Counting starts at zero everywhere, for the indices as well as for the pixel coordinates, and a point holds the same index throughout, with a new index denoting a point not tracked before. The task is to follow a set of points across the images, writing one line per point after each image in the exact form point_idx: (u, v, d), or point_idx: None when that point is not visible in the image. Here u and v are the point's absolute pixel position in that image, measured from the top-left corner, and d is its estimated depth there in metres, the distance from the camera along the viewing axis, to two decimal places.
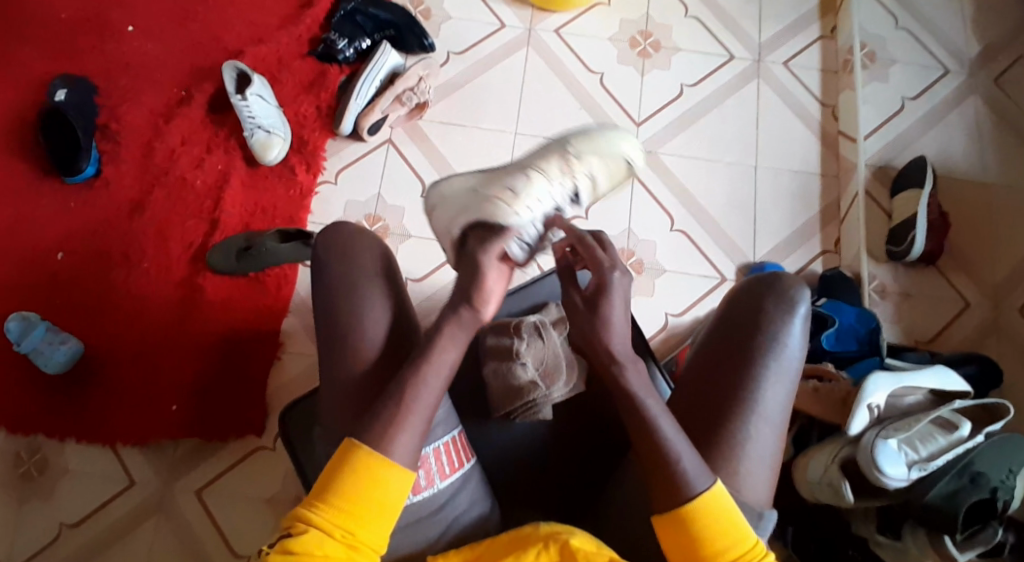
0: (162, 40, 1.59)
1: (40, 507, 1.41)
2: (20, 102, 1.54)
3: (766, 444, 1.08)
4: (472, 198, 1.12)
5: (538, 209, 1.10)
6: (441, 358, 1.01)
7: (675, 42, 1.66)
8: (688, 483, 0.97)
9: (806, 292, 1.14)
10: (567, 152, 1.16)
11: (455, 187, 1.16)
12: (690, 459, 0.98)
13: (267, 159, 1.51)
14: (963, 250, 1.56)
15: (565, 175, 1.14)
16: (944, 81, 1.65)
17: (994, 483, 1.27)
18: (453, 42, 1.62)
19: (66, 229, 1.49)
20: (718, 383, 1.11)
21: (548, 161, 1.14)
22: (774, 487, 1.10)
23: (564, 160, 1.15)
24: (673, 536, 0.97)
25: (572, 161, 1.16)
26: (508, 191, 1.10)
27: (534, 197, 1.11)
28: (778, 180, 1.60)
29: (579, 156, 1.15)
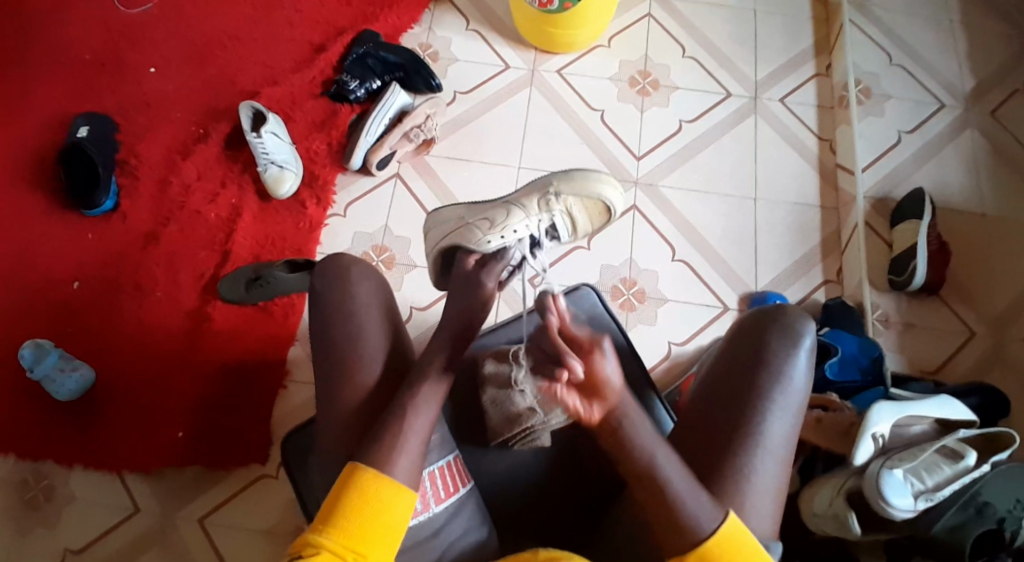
0: (182, 83, 1.66)
1: (45, 534, 1.42)
2: (45, 141, 1.61)
3: (769, 478, 1.07)
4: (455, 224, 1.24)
5: (510, 238, 1.19)
6: (441, 379, 1.06)
7: (673, 81, 1.71)
8: (699, 520, 0.96)
9: (811, 325, 1.13)
10: (547, 190, 1.22)
11: (446, 213, 1.28)
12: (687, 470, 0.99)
13: (279, 193, 1.57)
14: (965, 280, 1.57)
15: (542, 211, 1.22)
16: (939, 116, 1.68)
17: (1000, 514, 1.26)
18: (459, 83, 1.68)
19: (83, 260, 1.54)
20: (725, 418, 1.10)
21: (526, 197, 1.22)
22: (779, 519, 1.10)
23: (541, 196, 1.22)
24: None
25: (551, 201, 1.22)
26: (484, 222, 1.20)
27: (507, 227, 1.19)
28: (778, 212, 1.62)
29: (557, 196, 1.21)
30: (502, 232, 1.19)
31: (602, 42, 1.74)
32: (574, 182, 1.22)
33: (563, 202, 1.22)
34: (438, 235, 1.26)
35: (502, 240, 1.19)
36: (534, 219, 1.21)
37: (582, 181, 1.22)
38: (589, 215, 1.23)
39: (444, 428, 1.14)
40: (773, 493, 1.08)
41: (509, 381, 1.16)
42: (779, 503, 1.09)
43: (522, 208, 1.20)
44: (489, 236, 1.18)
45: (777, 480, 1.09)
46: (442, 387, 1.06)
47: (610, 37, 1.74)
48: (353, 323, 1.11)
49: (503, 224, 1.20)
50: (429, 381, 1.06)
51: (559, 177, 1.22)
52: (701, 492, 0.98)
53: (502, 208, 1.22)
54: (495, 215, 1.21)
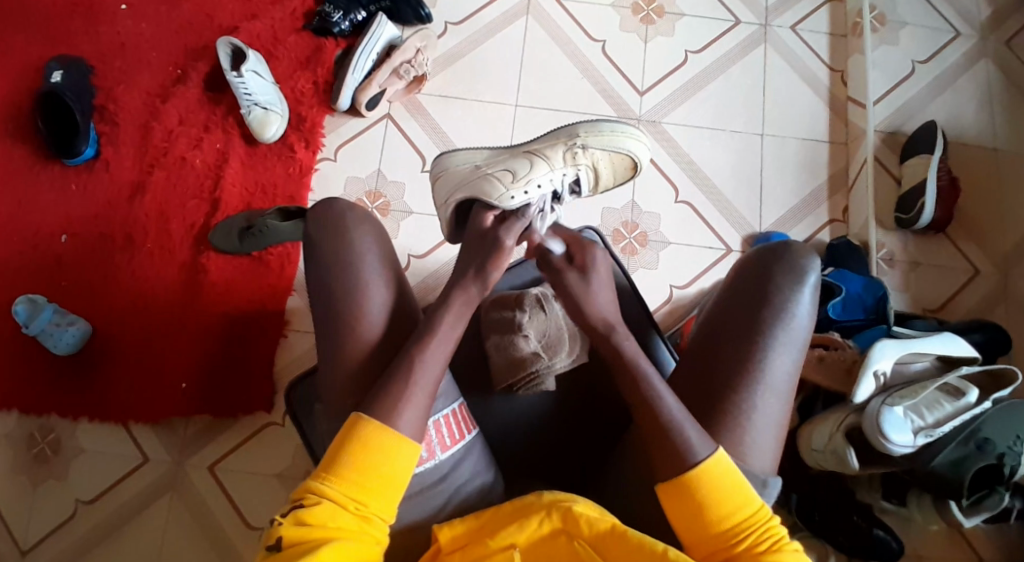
0: (157, 19, 1.57)
1: (57, 486, 1.44)
2: (17, 84, 1.53)
3: (770, 415, 1.07)
4: (472, 174, 1.18)
5: (535, 194, 1.14)
6: (445, 342, 1.03)
7: (678, 7, 1.62)
8: (696, 456, 0.97)
9: (817, 262, 1.11)
10: (574, 142, 1.17)
11: (461, 159, 1.19)
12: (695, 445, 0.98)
13: (265, 137, 1.50)
14: (973, 218, 1.54)
15: (567, 165, 1.18)
16: (955, 44, 1.60)
17: (1001, 450, 1.28)
18: (450, 12, 1.59)
19: (69, 211, 1.50)
20: (727, 354, 1.09)
21: (552, 149, 1.17)
22: (779, 455, 1.10)
23: (568, 149, 1.17)
24: (678, 504, 0.97)
25: (578, 152, 1.18)
26: (506, 174, 1.15)
27: (530, 182, 1.14)
28: (785, 148, 1.57)
29: (584, 150, 1.17)
30: (526, 188, 1.13)
31: None
32: (604, 135, 1.17)
33: (590, 155, 1.18)
34: (452, 182, 1.17)
35: (524, 197, 1.14)
36: (559, 173, 1.17)
37: (611, 133, 1.18)
38: (612, 168, 1.21)
39: (450, 378, 1.14)
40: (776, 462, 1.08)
41: (514, 327, 1.18)
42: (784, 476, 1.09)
43: (547, 162, 1.15)
44: (512, 191, 1.13)
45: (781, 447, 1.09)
46: (445, 345, 1.03)
47: None
48: (348, 297, 1.07)
49: (526, 178, 1.14)
50: (430, 347, 1.03)
51: (586, 128, 1.17)
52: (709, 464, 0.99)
53: (526, 159, 1.16)
54: (517, 167, 1.15)
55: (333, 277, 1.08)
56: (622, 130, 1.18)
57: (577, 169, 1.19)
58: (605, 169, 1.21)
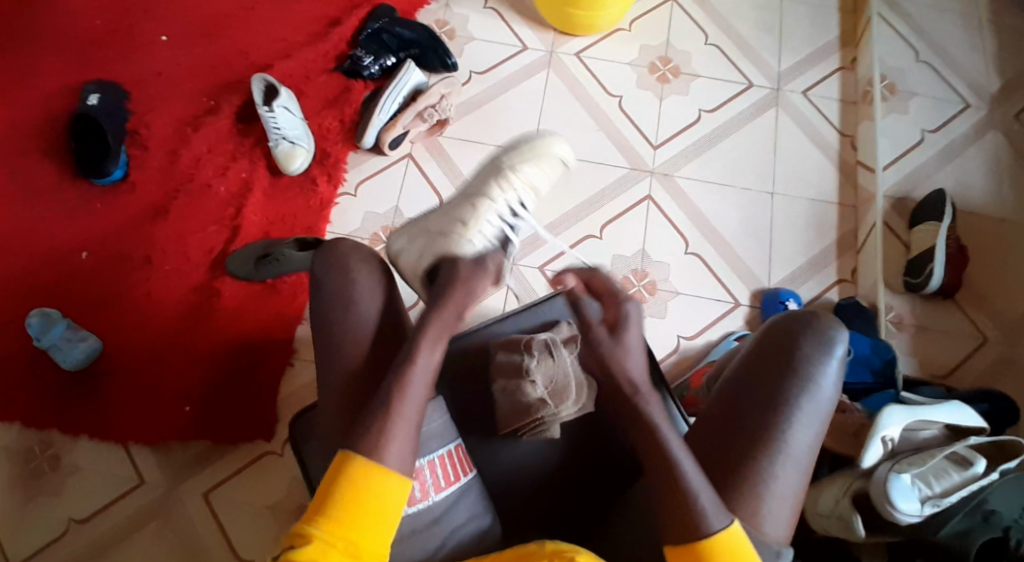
0: (194, 53, 1.64)
1: (50, 502, 1.42)
2: (55, 107, 1.60)
3: (789, 486, 1.06)
4: (429, 235, 1.16)
5: (489, 231, 1.16)
6: (427, 360, 1.02)
7: (694, 69, 1.68)
8: (699, 512, 0.97)
9: (845, 335, 1.11)
10: (502, 165, 1.20)
11: (406, 228, 1.18)
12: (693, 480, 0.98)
13: (290, 169, 1.55)
14: (981, 284, 1.55)
15: (504, 190, 1.19)
16: (964, 115, 1.65)
17: (1006, 523, 1.25)
18: (475, 62, 1.65)
19: (92, 230, 1.53)
20: (750, 424, 1.08)
21: (487, 185, 1.19)
22: (792, 525, 1.08)
23: (500, 175, 1.20)
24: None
25: (508, 175, 1.20)
26: (457, 223, 1.15)
27: (484, 222, 1.15)
28: (794, 208, 1.60)
29: (509, 168, 1.19)
30: (481, 228, 1.16)
31: (623, 25, 1.70)
32: (530, 153, 1.23)
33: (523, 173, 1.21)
34: (415, 252, 1.16)
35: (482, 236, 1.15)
36: (499, 200, 1.18)
37: (539, 151, 1.22)
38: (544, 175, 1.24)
39: (444, 414, 1.12)
40: (788, 501, 1.06)
41: (521, 371, 1.15)
42: (792, 515, 1.08)
43: (488, 195, 1.16)
44: (471, 237, 1.14)
45: (796, 489, 1.07)
46: (427, 373, 1.02)
47: (631, 20, 1.71)
48: (360, 307, 1.09)
49: (471, 218, 1.16)
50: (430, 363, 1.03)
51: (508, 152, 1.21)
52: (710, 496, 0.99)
53: (469, 205, 1.17)
54: (465, 213, 1.16)
55: (344, 287, 1.10)
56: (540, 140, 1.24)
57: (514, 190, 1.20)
58: (540, 179, 1.23)
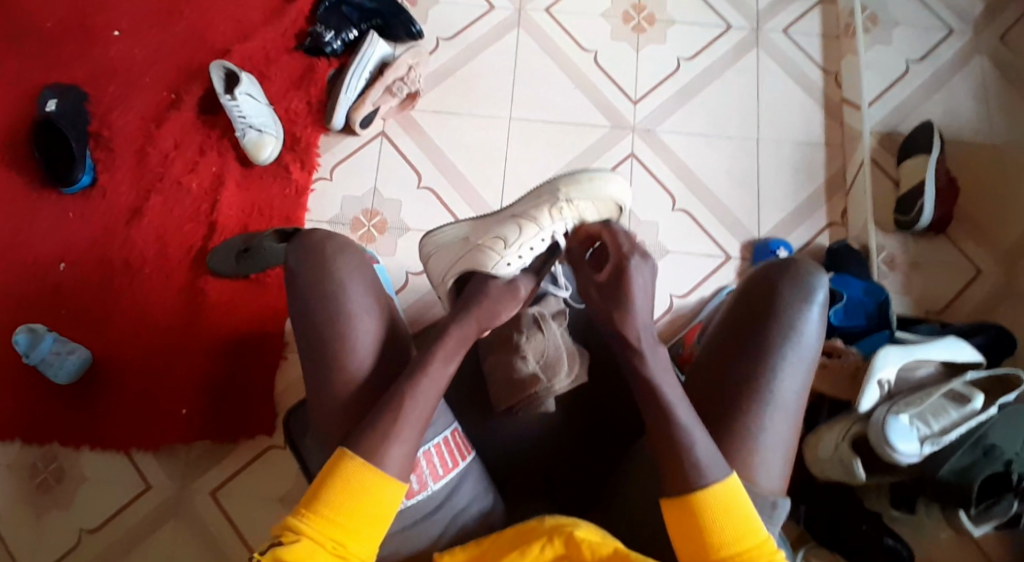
0: (149, 44, 1.58)
1: (62, 514, 1.42)
2: (12, 113, 1.54)
3: (779, 435, 1.05)
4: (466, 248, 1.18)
5: (527, 256, 1.14)
6: (439, 371, 1.02)
7: (669, 15, 1.62)
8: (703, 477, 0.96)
9: (824, 278, 1.10)
10: (558, 199, 1.17)
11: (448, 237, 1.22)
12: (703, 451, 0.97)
13: (261, 159, 1.50)
14: (971, 216, 1.53)
15: (554, 221, 1.16)
16: (949, 41, 1.61)
17: (1008, 456, 1.26)
18: (441, 28, 1.59)
19: (66, 240, 1.50)
20: (733, 371, 1.08)
21: (538, 210, 1.17)
22: (789, 472, 1.08)
23: (553, 205, 1.17)
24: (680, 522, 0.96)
25: (563, 208, 1.17)
26: (497, 242, 1.15)
27: (522, 245, 1.14)
28: (781, 152, 1.56)
29: (568, 202, 1.16)
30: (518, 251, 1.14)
31: None
32: (585, 185, 1.19)
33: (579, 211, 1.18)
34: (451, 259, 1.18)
35: (518, 260, 1.14)
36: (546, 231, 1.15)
37: (592, 182, 1.19)
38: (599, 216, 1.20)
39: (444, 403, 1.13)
40: (781, 450, 1.06)
41: (511, 348, 1.14)
42: (786, 464, 1.07)
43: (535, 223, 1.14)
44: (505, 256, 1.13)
45: (788, 438, 1.07)
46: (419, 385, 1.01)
47: None
48: (353, 310, 1.07)
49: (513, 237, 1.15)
50: (415, 369, 1.01)
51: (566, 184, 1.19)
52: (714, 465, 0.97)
53: (514, 224, 1.16)
54: (507, 232, 1.15)
55: (332, 288, 1.07)
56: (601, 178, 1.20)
57: (565, 226, 1.16)
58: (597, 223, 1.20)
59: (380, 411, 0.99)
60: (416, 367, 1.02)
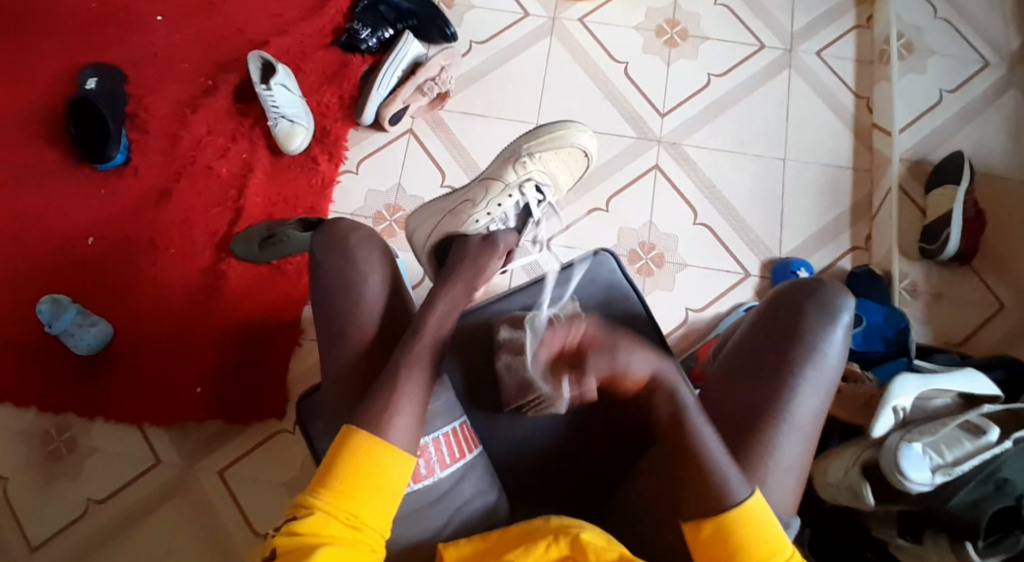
0: (190, 32, 1.62)
1: (71, 483, 1.44)
2: (54, 91, 1.59)
3: (794, 454, 1.05)
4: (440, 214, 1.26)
5: (497, 212, 1.21)
6: (430, 340, 1.04)
7: (702, 31, 1.63)
8: (729, 490, 0.97)
9: (851, 303, 1.09)
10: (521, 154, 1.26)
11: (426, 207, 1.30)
12: (717, 455, 0.98)
13: (290, 148, 1.53)
14: (998, 249, 1.50)
15: (519, 174, 1.25)
16: (985, 73, 1.60)
17: (1020, 491, 1.21)
18: (475, 31, 1.62)
19: (96, 215, 1.53)
20: (752, 391, 1.07)
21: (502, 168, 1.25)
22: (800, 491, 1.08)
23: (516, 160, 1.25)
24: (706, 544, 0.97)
25: (526, 161, 1.26)
26: (467, 203, 1.23)
27: (490, 203, 1.22)
28: (806, 174, 1.56)
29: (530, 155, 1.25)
30: (486, 211, 1.21)
31: None
32: (548, 141, 1.28)
33: (544, 163, 1.28)
34: (427, 227, 1.26)
35: (489, 218, 1.21)
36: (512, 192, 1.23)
37: (554, 136, 1.29)
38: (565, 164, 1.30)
39: (449, 393, 1.13)
40: (795, 471, 1.06)
41: (523, 350, 1.13)
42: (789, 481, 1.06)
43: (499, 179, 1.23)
44: (475, 216, 1.20)
45: (802, 457, 1.07)
46: (426, 360, 1.03)
47: None
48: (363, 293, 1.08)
49: (482, 202, 1.22)
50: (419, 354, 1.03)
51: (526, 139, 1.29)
52: (730, 465, 0.98)
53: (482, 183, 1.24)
54: (475, 195, 1.24)
55: (346, 271, 1.09)
56: (563, 132, 1.30)
57: (531, 176, 1.25)
58: (563, 175, 1.31)
59: (379, 391, 1.00)
60: (410, 343, 1.03)
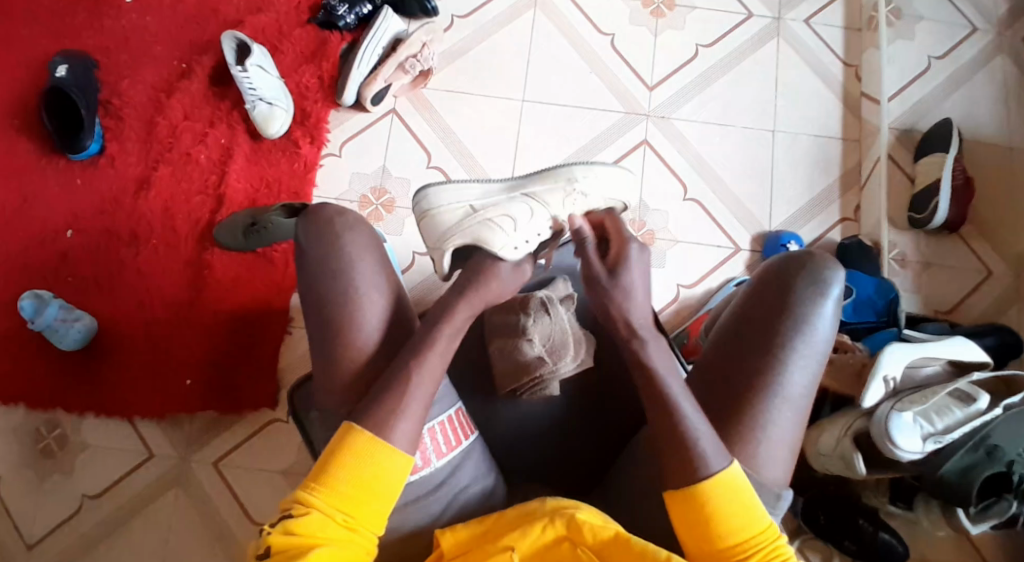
0: (162, 13, 1.57)
1: (63, 480, 1.42)
2: (23, 78, 1.54)
3: (787, 429, 1.04)
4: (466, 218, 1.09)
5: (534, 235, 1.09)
6: (442, 343, 1.01)
7: (690, 0, 1.60)
8: (704, 461, 0.95)
9: (841, 274, 1.08)
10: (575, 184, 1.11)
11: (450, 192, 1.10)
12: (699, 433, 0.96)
13: (269, 132, 1.49)
14: (985, 216, 1.51)
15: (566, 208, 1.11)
16: (972, 39, 1.59)
17: (1011, 457, 1.24)
18: (457, 5, 1.57)
19: (74, 207, 1.49)
20: (741, 368, 1.06)
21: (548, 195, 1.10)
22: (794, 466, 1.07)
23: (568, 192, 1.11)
24: (682, 511, 0.95)
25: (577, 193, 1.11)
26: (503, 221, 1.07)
27: (527, 230, 1.08)
28: (796, 145, 1.54)
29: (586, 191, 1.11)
30: (522, 236, 1.08)
31: None
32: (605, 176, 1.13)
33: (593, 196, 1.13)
34: (447, 226, 1.09)
35: (521, 244, 1.08)
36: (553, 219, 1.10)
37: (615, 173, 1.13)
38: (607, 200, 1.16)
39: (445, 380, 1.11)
40: (789, 446, 1.05)
41: (518, 331, 1.12)
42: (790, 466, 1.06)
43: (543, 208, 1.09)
44: (510, 241, 1.07)
45: (796, 433, 1.06)
46: (434, 354, 1.01)
47: None
48: (357, 289, 1.05)
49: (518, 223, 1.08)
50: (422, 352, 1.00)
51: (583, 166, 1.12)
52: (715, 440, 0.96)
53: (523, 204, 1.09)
54: (512, 212, 1.08)
55: (336, 262, 1.05)
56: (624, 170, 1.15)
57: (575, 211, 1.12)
58: None
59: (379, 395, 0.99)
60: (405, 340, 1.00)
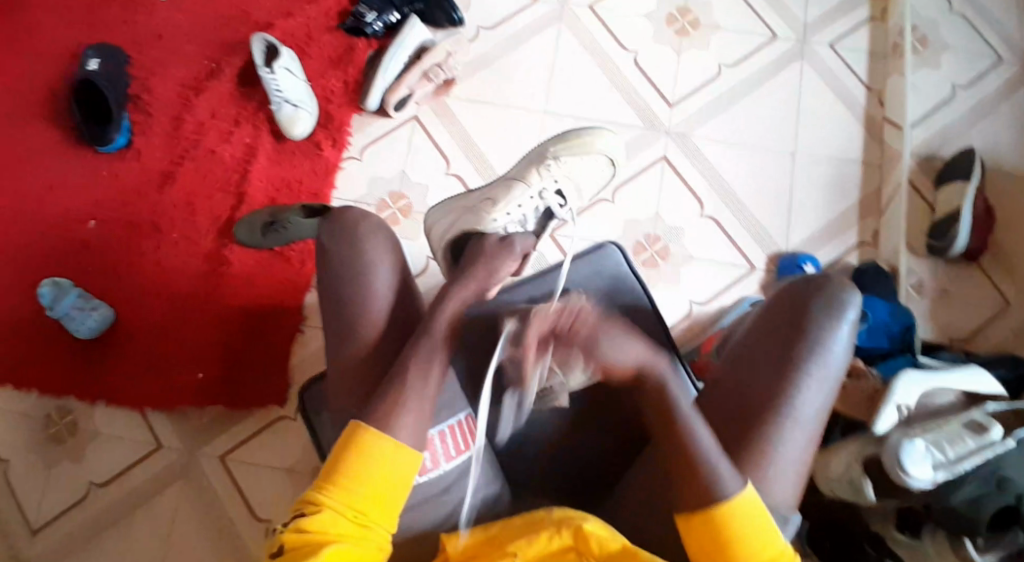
0: (195, 14, 1.60)
1: (72, 466, 1.44)
2: (57, 71, 1.57)
3: (797, 451, 1.03)
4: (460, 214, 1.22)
5: (515, 213, 1.19)
6: (438, 332, 1.02)
7: (714, 20, 1.61)
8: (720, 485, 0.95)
9: (858, 301, 1.07)
10: (546, 157, 1.24)
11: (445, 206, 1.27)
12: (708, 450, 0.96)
13: (294, 134, 1.51)
14: (1006, 247, 1.49)
15: (543, 178, 1.22)
16: (997, 70, 1.58)
17: (1022, 490, 1.19)
18: (483, 17, 1.59)
19: (98, 198, 1.52)
20: (754, 386, 1.05)
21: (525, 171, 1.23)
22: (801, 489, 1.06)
23: (541, 163, 1.23)
24: (696, 535, 0.96)
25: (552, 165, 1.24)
26: (487, 203, 1.20)
27: (511, 203, 1.19)
28: (815, 168, 1.54)
29: (556, 159, 1.23)
30: (507, 210, 1.19)
31: None
32: (575, 151, 1.26)
33: (569, 167, 1.25)
34: (444, 229, 1.22)
35: (506, 218, 1.19)
36: (534, 189, 1.21)
37: (581, 144, 1.26)
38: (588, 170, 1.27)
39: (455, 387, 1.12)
40: (797, 469, 1.03)
41: None
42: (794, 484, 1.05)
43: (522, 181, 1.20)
44: (495, 214, 1.18)
45: (804, 456, 1.04)
46: (436, 346, 1.01)
47: None
48: (367, 283, 1.06)
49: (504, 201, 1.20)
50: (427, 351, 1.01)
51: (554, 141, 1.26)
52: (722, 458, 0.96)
53: (505, 185, 1.22)
54: (496, 194, 1.21)
55: (353, 258, 1.07)
56: (590, 137, 1.27)
57: (554, 180, 1.23)
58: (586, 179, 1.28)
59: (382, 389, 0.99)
60: (411, 334, 1.00)
